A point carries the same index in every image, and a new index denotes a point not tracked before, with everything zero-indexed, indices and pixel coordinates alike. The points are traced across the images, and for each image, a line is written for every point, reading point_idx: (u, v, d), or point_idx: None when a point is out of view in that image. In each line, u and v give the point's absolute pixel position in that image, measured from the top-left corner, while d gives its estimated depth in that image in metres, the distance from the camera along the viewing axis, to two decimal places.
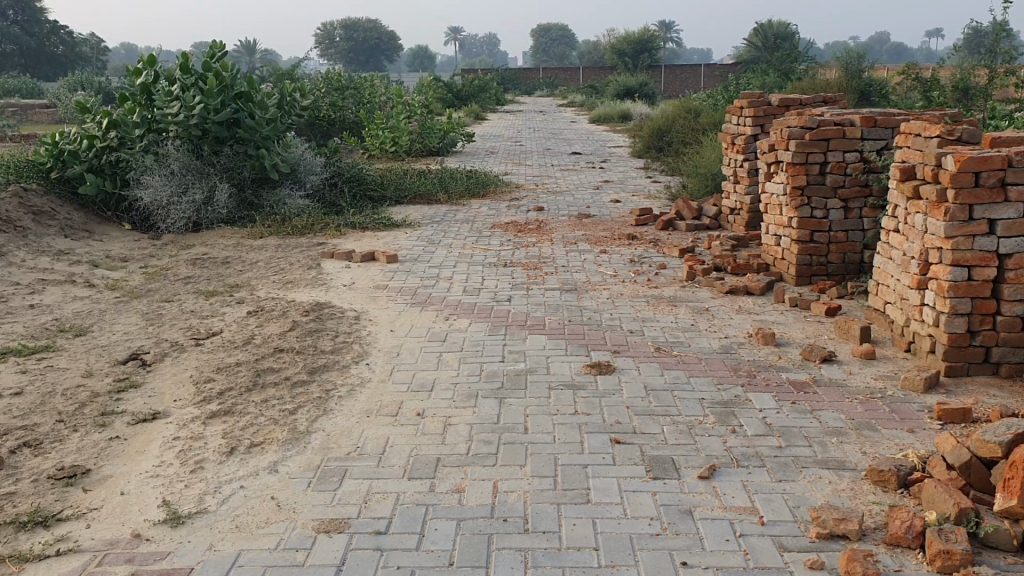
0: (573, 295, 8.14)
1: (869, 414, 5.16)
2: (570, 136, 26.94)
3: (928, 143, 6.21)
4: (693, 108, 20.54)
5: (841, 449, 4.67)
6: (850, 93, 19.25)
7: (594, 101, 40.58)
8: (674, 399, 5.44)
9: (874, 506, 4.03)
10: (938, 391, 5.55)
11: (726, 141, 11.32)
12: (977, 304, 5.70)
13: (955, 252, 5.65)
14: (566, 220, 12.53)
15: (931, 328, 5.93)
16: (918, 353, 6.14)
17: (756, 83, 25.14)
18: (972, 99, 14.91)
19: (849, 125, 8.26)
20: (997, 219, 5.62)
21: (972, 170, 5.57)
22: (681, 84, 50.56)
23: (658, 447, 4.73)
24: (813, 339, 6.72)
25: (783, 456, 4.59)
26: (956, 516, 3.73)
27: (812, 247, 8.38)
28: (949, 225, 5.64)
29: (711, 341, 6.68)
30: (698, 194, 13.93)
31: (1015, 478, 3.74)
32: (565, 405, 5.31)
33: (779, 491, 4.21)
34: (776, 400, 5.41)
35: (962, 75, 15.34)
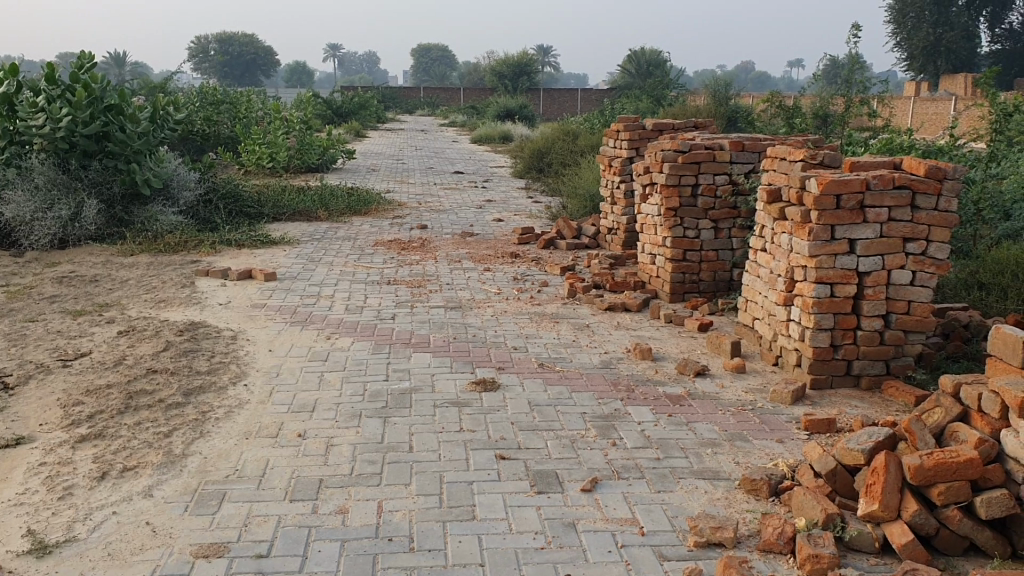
0: (456, 313, 8.17)
1: (741, 425, 5.37)
2: (452, 155, 27.04)
3: (793, 167, 6.52)
4: (571, 129, 20.92)
5: (715, 460, 4.83)
6: (719, 118, 19.99)
7: (474, 123, 40.88)
8: (557, 413, 5.52)
9: (747, 515, 4.19)
10: (804, 403, 5.81)
11: (603, 162, 11.57)
12: (839, 319, 6.01)
13: (819, 271, 5.92)
14: (449, 238, 12.58)
15: (797, 342, 6.20)
16: (785, 366, 6.41)
17: (631, 108, 25.81)
18: (830, 126, 15.70)
19: (719, 149, 8.59)
20: (857, 239, 5.92)
21: (833, 193, 5.84)
22: (558, 108, 51.32)
23: (542, 461, 4.80)
24: (687, 354, 6.94)
25: (662, 467, 4.72)
26: (824, 522, 3.91)
27: (685, 266, 8.65)
28: (813, 245, 5.90)
29: (591, 357, 6.82)
30: (576, 215, 14.20)
31: (876, 484, 3.93)
32: (450, 423, 5.33)
33: (658, 502, 4.32)
34: (653, 413, 5.56)
35: (822, 103, 16.15)
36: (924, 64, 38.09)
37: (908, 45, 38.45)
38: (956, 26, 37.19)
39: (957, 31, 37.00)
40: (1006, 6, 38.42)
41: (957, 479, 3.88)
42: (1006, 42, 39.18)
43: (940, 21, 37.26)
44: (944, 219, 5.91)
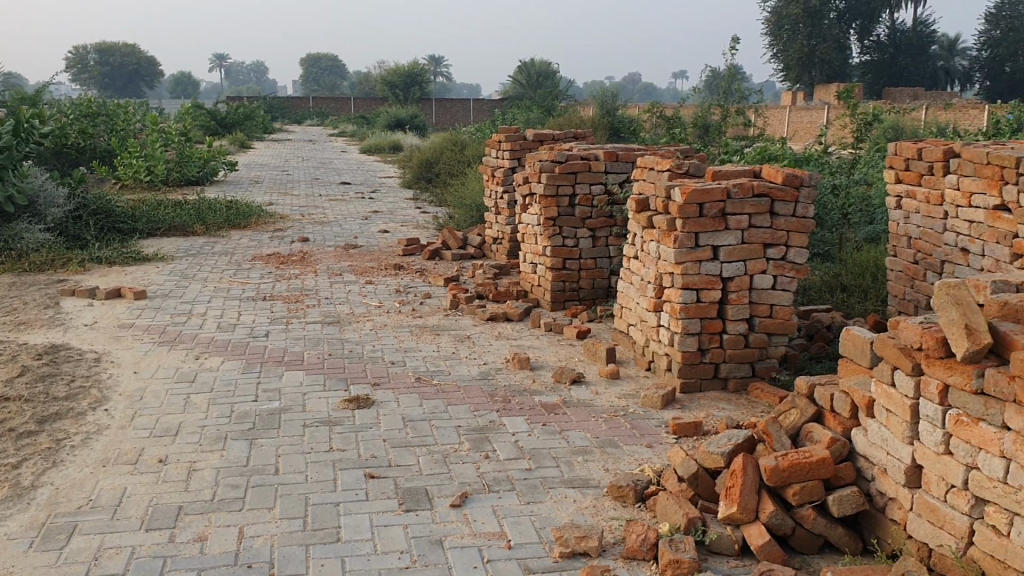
0: (334, 328, 8.03)
1: (613, 431, 5.42)
2: (340, 166, 26.67)
3: (660, 176, 6.64)
4: (460, 138, 20.87)
5: (586, 468, 4.86)
6: (604, 127, 20.22)
7: (364, 133, 40.46)
8: (431, 428, 5.47)
9: (614, 522, 4.23)
10: (674, 407, 5.92)
11: (486, 172, 11.57)
12: (706, 324, 6.15)
13: (685, 277, 6.03)
14: (332, 251, 12.38)
15: (667, 347, 6.32)
16: (657, 371, 6.52)
17: (521, 117, 25.81)
18: (710, 135, 16.07)
19: (595, 159, 8.69)
20: (720, 245, 6.06)
21: (696, 201, 5.96)
22: (450, 117, 51.18)
23: (411, 478, 4.73)
24: (564, 361, 6.99)
25: (532, 478, 4.72)
26: (685, 526, 3.99)
27: (564, 275, 8.74)
28: (679, 252, 6.01)
29: (469, 368, 6.79)
30: (463, 224, 14.20)
31: (735, 486, 4.01)
32: (319, 442, 5.21)
33: (526, 513, 4.31)
34: (528, 423, 5.57)
35: (701, 113, 16.55)
36: (801, 74, 39.35)
37: (785, 56, 39.77)
38: (828, 38, 38.64)
39: (830, 43, 38.48)
40: (874, 19, 40.19)
41: (811, 478, 4.01)
42: (876, 54, 41.01)
43: (814, 33, 38.65)
44: (801, 224, 6.14)
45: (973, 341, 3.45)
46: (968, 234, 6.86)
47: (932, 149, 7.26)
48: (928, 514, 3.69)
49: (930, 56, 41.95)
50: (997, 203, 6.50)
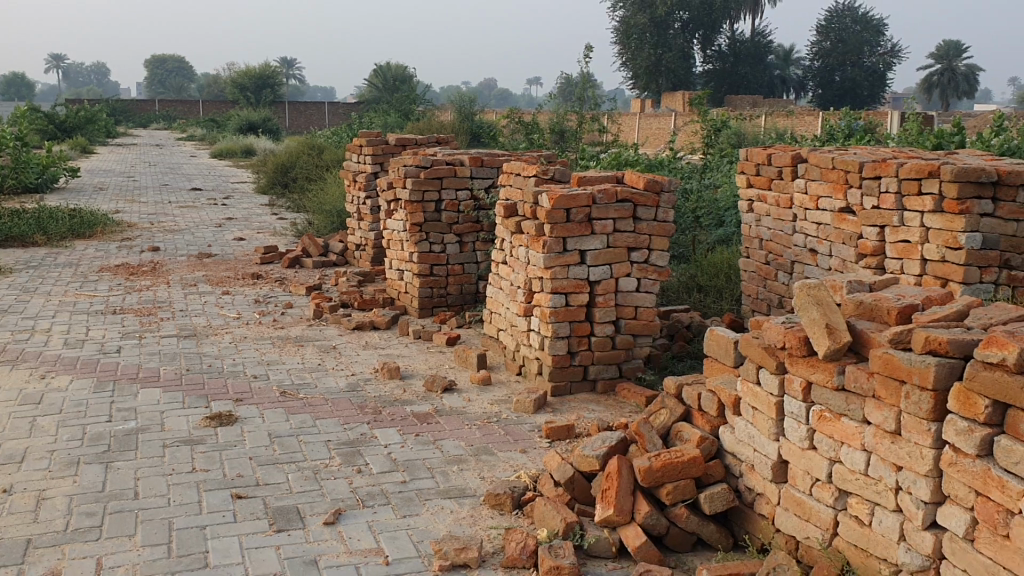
0: (191, 342, 7.69)
1: (487, 438, 5.40)
2: (189, 171, 25.66)
3: (526, 182, 6.67)
4: (316, 143, 20.44)
5: (461, 477, 4.82)
6: (461, 133, 20.21)
7: (214, 137, 39.11)
8: (300, 444, 5.30)
9: (492, 531, 4.20)
10: (545, 411, 5.95)
11: (347, 178, 11.36)
12: (574, 327, 6.21)
13: (554, 281, 6.08)
14: (185, 261, 11.88)
15: (537, 351, 6.36)
16: (527, 376, 6.56)
17: (376, 122, 25.52)
18: (566, 141, 16.30)
19: (460, 164, 8.65)
20: (587, 250, 6.13)
21: (563, 207, 6.00)
22: (305, 121, 50.08)
23: (281, 496, 4.57)
24: (434, 369, 6.93)
25: (407, 491, 4.64)
26: (563, 531, 4.00)
27: (432, 281, 8.68)
28: (547, 257, 6.04)
29: (337, 380, 6.63)
30: (323, 231, 13.91)
31: (611, 488, 4.04)
32: (181, 463, 4.97)
33: (403, 528, 4.23)
34: (400, 434, 5.48)
35: (557, 119, 16.77)
36: (648, 82, 40.52)
37: (634, 64, 40.87)
38: (674, 47, 40.00)
39: (675, 53, 39.89)
40: (716, 30, 41.81)
41: (683, 477, 4.09)
42: (718, 63, 42.71)
43: (660, 42, 39.91)
44: (663, 228, 6.29)
45: (833, 339, 3.61)
46: (816, 235, 7.20)
47: (781, 155, 7.56)
48: (795, 507, 3.84)
49: (768, 65, 44.04)
50: (842, 205, 6.83)
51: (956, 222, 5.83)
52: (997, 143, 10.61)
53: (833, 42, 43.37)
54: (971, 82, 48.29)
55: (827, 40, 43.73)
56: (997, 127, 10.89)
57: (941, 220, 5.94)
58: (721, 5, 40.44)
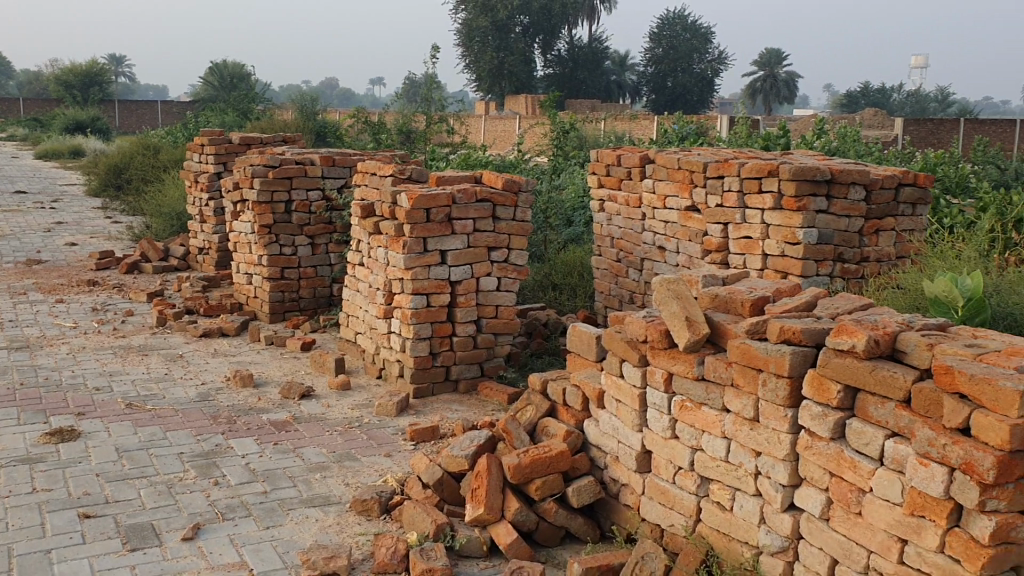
0: (23, 354, 7.19)
1: (349, 444, 5.30)
2: (10, 173, 24.03)
3: (383, 181, 6.60)
4: (151, 142, 19.55)
5: (325, 484, 4.71)
6: (304, 133, 19.76)
7: (37, 137, 36.78)
8: (150, 458, 5.04)
9: (360, 538, 4.12)
10: (407, 413, 5.90)
11: (189, 178, 10.92)
12: (435, 327, 6.19)
13: (414, 282, 6.03)
14: (11, 268, 11.11)
15: (397, 353, 6.29)
16: (387, 378, 6.48)
17: (213, 122, 24.61)
18: (413, 141, 16.21)
19: (310, 164, 8.45)
20: (447, 250, 6.12)
21: (422, 207, 5.95)
22: (136, 121, 47.76)
23: (134, 513, 4.33)
24: (290, 375, 6.74)
25: (269, 501, 4.49)
26: (434, 533, 3.96)
27: (283, 284, 8.45)
28: (407, 257, 5.98)
29: (187, 390, 6.35)
30: (162, 235, 13.32)
31: (481, 487, 4.04)
32: (20, 484, 4.63)
33: (267, 539, 4.09)
34: (258, 443, 5.30)
35: (404, 119, 16.66)
36: (491, 85, 40.87)
37: (476, 67, 41.08)
38: (515, 50, 40.48)
39: (517, 56, 40.36)
40: (555, 35, 42.57)
41: (552, 472, 4.13)
42: (557, 67, 43.54)
43: (502, 45, 40.30)
44: (521, 228, 6.35)
45: (693, 331, 3.74)
46: (664, 233, 7.44)
47: (630, 156, 7.77)
48: (660, 496, 3.96)
49: (605, 69, 45.27)
50: (688, 204, 7.08)
51: (795, 218, 6.14)
52: (820, 145, 11.28)
53: (666, 49, 45.05)
54: (791, 88, 51.23)
55: (659, 46, 45.38)
56: (819, 130, 11.57)
57: (781, 217, 6.25)
58: (559, 10, 41.28)
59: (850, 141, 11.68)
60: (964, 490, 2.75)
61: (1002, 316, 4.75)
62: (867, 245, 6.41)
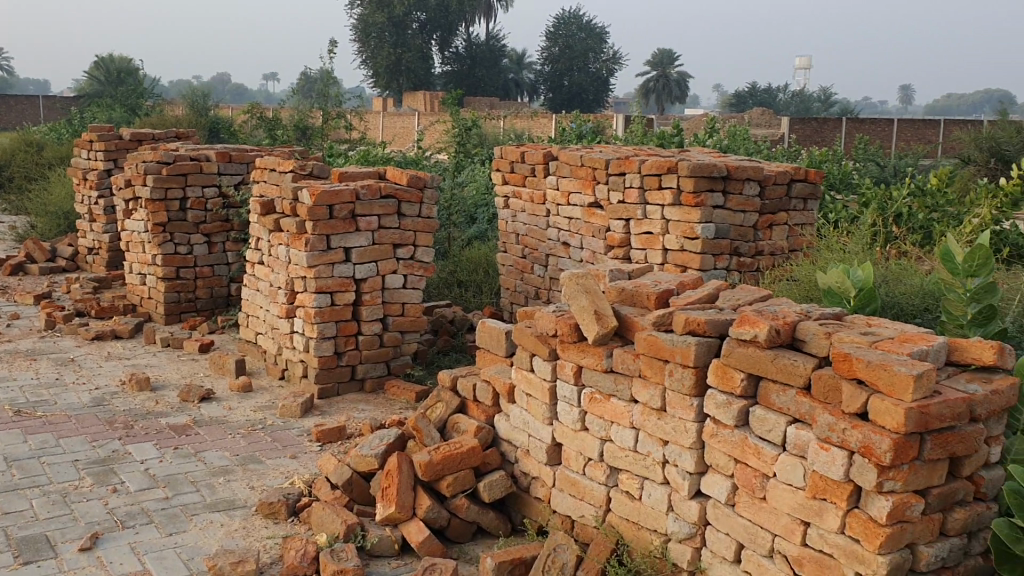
0: None
1: (252, 446, 5.18)
2: None
3: (283, 178, 6.48)
4: (32, 139, 18.71)
5: (229, 488, 4.60)
6: (196, 129, 19.22)
7: None
8: (42, 466, 4.83)
9: (267, 541, 4.04)
10: (312, 414, 5.81)
11: (76, 176, 10.49)
12: (340, 326, 6.11)
13: (318, 280, 5.94)
14: None
15: (301, 353, 6.19)
16: (291, 379, 6.37)
17: (99, 118, 23.70)
18: (311, 138, 15.94)
19: (205, 160, 8.22)
20: (351, 247, 6.04)
21: (325, 203, 5.86)
22: (16, 116, 45.62)
23: (26, 525, 4.14)
24: (189, 378, 6.56)
25: (171, 507, 4.35)
26: (344, 534, 3.90)
27: (179, 284, 8.21)
28: (310, 255, 5.89)
29: (79, 395, 6.11)
30: (47, 235, 12.77)
31: (391, 486, 4.00)
32: None
33: (169, 547, 3.96)
34: (157, 448, 5.13)
35: (300, 116, 16.37)
36: (388, 81, 40.50)
37: (373, 63, 40.66)
38: (412, 47, 40.26)
39: (414, 53, 40.13)
40: (452, 32, 42.48)
41: (462, 468, 4.13)
42: (455, 64, 43.48)
43: (399, 42, 40.02)
44: (426, 224, 6.32)
45: (602, 324, 3.78)
46: (568, 229, 7.51)
47: (533, 153, 7.82)
48: (570, 488, 4.00)
49: (503, 67, 45.44)
50: (591, 201, 7.17)
51: (693, 213, 6.27)
52: (713, 144, 11.57)
53: (562, 48, 45.51)
54: (683, 88, 52.40)
55: (555, 45, 45.81)
56: (712, 129, 11.86)
57: (680, 212, 6.37)
58: (456, 7, 41.24)
59: (740, 139, 12.00)
60: (862, 472, 2.85)
61: (888, 306, 4.95)
62: (761, 239, 6.60)
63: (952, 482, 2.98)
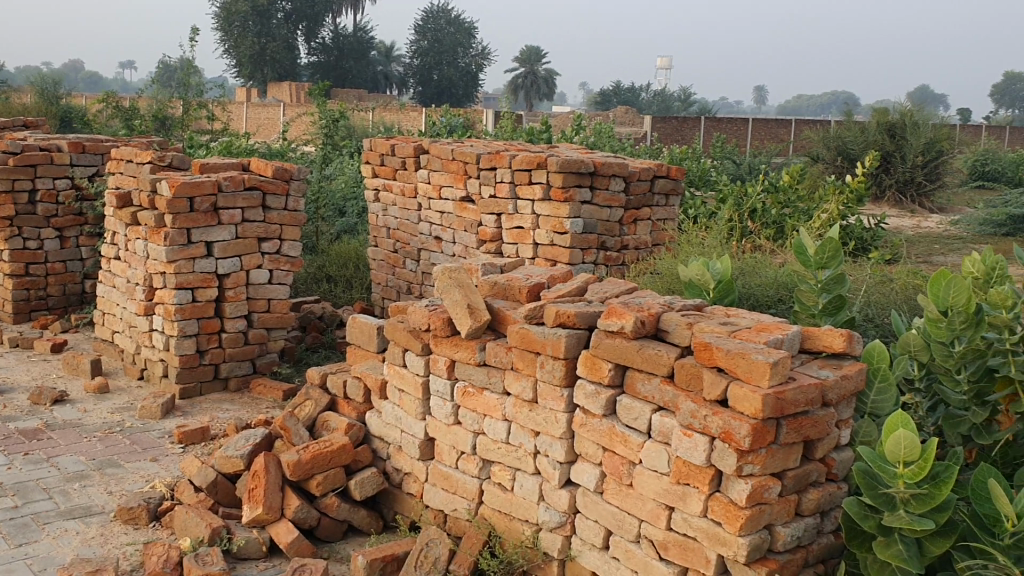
0: None
1: (110, 450, 4.96)
2: None
3: (141, 169, 6.22)
4: None
5: (86, 494, 4.39)
6: (46, 118, 18.19)
7: None
8: None
9: (127, 548, 3.87)
10: (174, 415, 5.60)
11: None
12: (202, 324, 5.93)
13: (178, 276, 5.73)
14: None
15: (162, 352, 5.97)
16: (151, 380, 6.13)
17: None
18: (170, 129, 15.36)
19: (56, 150, 7.80)
20: (213, 241, 5.85)
21: (185, 196, 5.65)
22: None
23: None
24: (39, 379, 6.21)
25: (21, 517, 4.12)
26: (209, 538, 3.78)
27: (28, 281, 7.77)
28: (170, 250, 5.68)
29: None
30: None
31: (258, 487, 3.90)
32: None
33: (19, 558, 3.75)
34: (5, 454, 4.84)
35: (159, 106, 15.75)
36: (253, 71, 39.34)
37: (236, 53, 39.49)
38: (277, 37, 39.33)
39: (279, 43, 39.22)
40: (319, 23, 41.67)
41: (332, 467, 4.07)
42: (322, 55, 42.73)
43: (263, 31, 39.03)
44: (293, 217, 6.18)
45: (474, 318, 3.79)
46: (439, 223, 7.49)
47: (403, 146, 7.76)
48: (442, 482, 4.00)
49: (371, 59, 44.91)
50: (462, 195, 7.17)
51: (562, 208, 6.35)
52: (580, 140, 11.78)
53: (430, 42, 45.38)
54: (550, 85, 53.10)
55: (424, 39, 45.64)
56: (578, 126, 12.06)
57: (549, 207, 6.45)
58: None
59: (606, 136, 12.25)
60: (723, 456, 2.96)
61: (745, 297, 5.15)
62: (626, 234, 6.75)
63: (806, 464, 3.12)
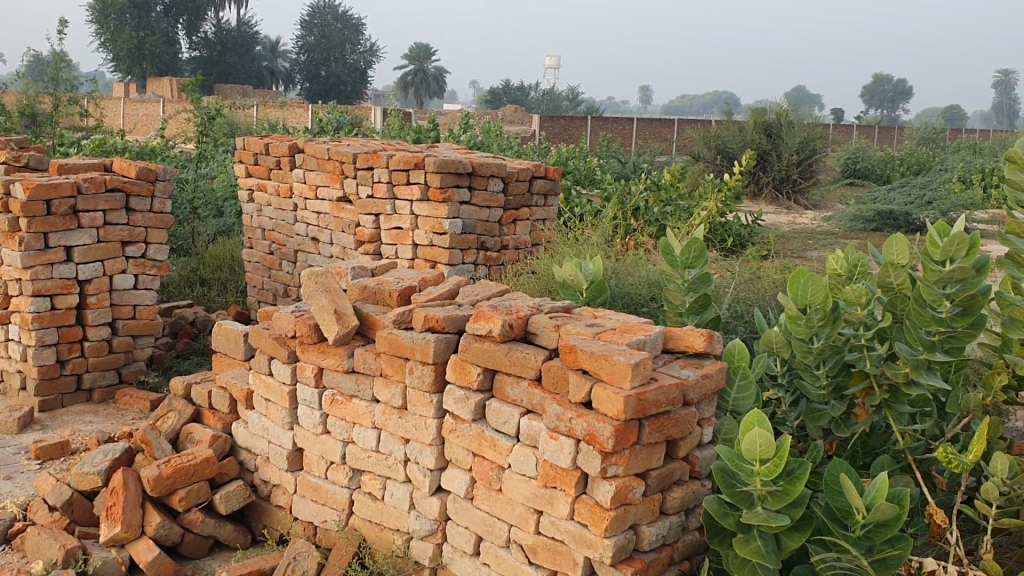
0: None
1: None
2: None
3: None
4: None
5: None
6: None
7: None
8: None
9: None
10: (32, 430, 5.32)
11: None
12: (62, 332, 5.65)
13: (35, 283, 5.44)
14: None
15: (19, 363, 5.66)
16: (8, 393, 5.81)
17: None
18: (38, 125, 14.61)
19: None
20: (72, 246, 5.57)
21: (41, 198, 5.36)
22: None
23: None
24: None
25: None
26: (63, 559, 3.55)
27: None
28: (25, 255, 5.38)
29: None
30: None
31: (116, 504, 3.71)
32: None
33: None
34: None
35: (26, 100, 14.96)
36: (131, 66, 37.91)
37: (113, 47, 37.96)
38: (156, 31, 38.01)
39: (159, 37, 37.93)
40: (201, 17, 40.36)
41: (195, 480, 3.91)
42: (204, 50, 41.49)
43: (141, 24, 37.65)
44: (159, 219, 5.94)
45: (342, 324, 3.70)
46: (316, 224, 7.33)
47: (278, 145, 7.56)
48: (311, 493, 3.90)
49: (256, 55, 43.84)
50: (339, 194, 7.03)
51: (441, 209, 6.30)
52: (465, 139, 11.73)
53: (317, 38, 44.62)
54: (440, 83, 52.93)
55: (310, 35, 44.86)
56: (465, 124, 12.01)
57: (428, 208, 6.40)
58: None
59: (492, 135, 12.23)
60: (587, 458, 2.95)
61: (619, 296, 5.20)
62: (506, 234, 6.75)
63: (669, 463, 3.16)
